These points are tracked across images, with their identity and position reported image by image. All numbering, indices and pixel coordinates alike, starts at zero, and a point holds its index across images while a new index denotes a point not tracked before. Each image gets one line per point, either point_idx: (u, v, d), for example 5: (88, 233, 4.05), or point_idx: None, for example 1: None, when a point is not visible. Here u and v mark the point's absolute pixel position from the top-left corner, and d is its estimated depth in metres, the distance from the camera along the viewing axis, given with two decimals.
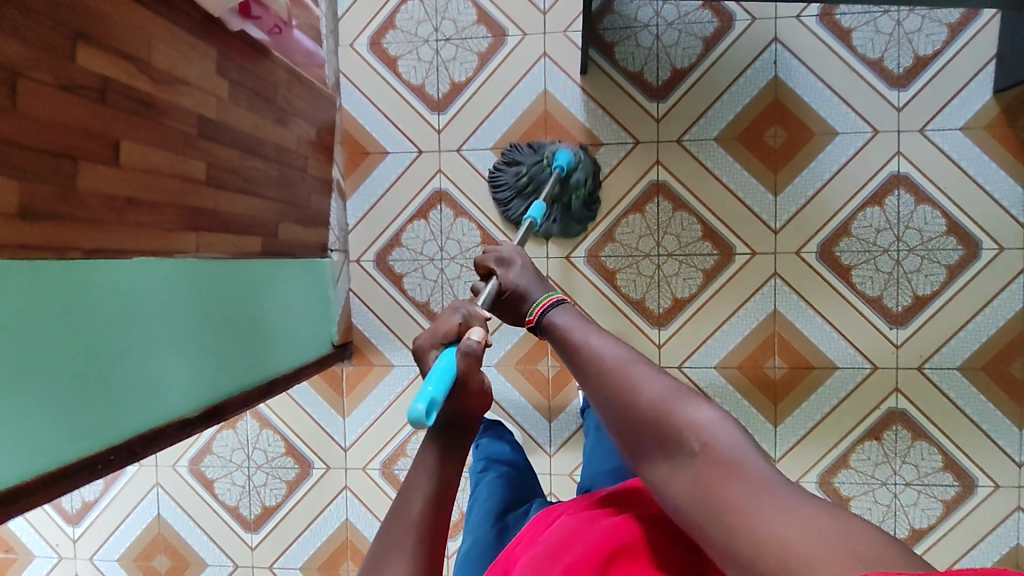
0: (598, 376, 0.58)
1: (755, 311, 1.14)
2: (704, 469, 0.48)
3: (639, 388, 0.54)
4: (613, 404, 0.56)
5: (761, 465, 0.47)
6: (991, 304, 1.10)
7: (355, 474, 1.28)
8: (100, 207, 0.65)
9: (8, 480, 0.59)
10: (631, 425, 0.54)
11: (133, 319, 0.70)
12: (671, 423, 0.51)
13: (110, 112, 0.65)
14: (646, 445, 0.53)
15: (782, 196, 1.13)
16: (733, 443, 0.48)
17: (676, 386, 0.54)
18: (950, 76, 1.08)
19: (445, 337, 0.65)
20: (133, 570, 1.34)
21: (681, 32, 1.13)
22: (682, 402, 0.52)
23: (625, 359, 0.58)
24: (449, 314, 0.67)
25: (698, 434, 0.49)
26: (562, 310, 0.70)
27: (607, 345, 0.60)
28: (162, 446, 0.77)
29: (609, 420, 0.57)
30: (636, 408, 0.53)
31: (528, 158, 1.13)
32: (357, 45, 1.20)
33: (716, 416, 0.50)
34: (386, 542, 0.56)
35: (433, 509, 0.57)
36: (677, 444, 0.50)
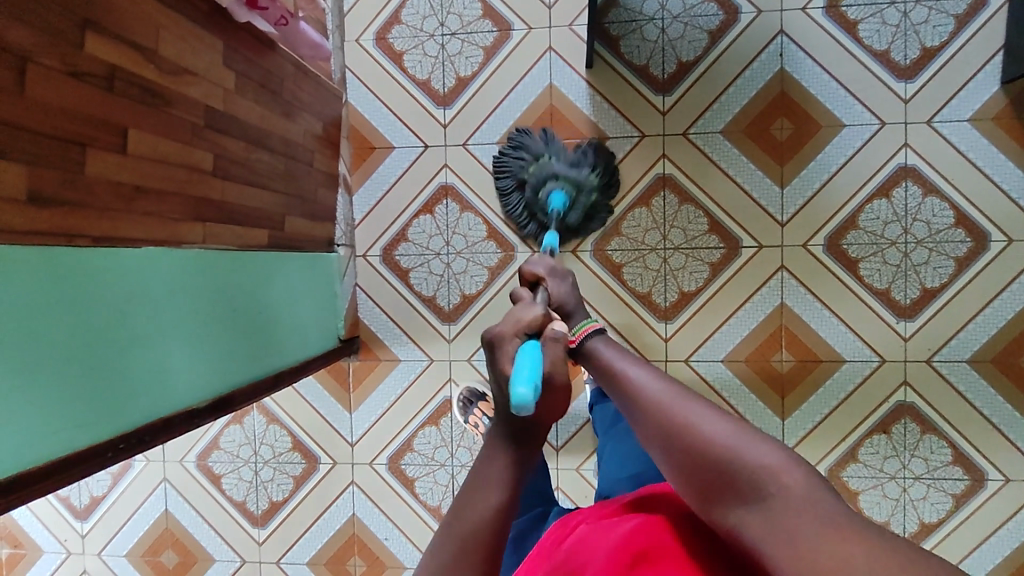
0: (651, 414, 0.56)
1: (762, 304, 1.14)
2: (782, 514, 0.47)
3: (698, 428, 0.53)
4: (671, 445, 0.54)
5: (833, 507, 0.47)
6: (1000, 296, 1.09)
7: (362, 469, 1.28)
8: (108, 196, 0.65)
9: (15, 466, 0.60)
10: (694, 466, 0.52)
11: (138, 308, 0.70)
12: (741, 465, 0.50)
13: (117, 100, 0.65)
14: (712, 487, 0.51)
15: (789, 188, 1.12)
16: (807, 486, 0.48)
17: (736, 422, 0.53)
18: (957, 66, 1.07)
19: (529, 327, 0.62)
20: (141, 565, 1.35)
21: (686, 26, 1.13)
22: (748, 441, 0.51)
23: (675, 395, 0.56)
24: (529, 308, 0.65)
25: (772, 478, 0.48)
26: (602, 339, 0.68)
27: (654, 379, 0.59)
28: (168, 437, 0.77)
29: (665, 460, 0.55)
30: (700, 450, 0.52)
31: (539, 154, 1.10)
32: (363, 41, 1.21)
33: (785, 456, 0.50)
34: (443, 553, 0.54)
35: (497, 523, 0.55)
36: (750, 488, 0.49)
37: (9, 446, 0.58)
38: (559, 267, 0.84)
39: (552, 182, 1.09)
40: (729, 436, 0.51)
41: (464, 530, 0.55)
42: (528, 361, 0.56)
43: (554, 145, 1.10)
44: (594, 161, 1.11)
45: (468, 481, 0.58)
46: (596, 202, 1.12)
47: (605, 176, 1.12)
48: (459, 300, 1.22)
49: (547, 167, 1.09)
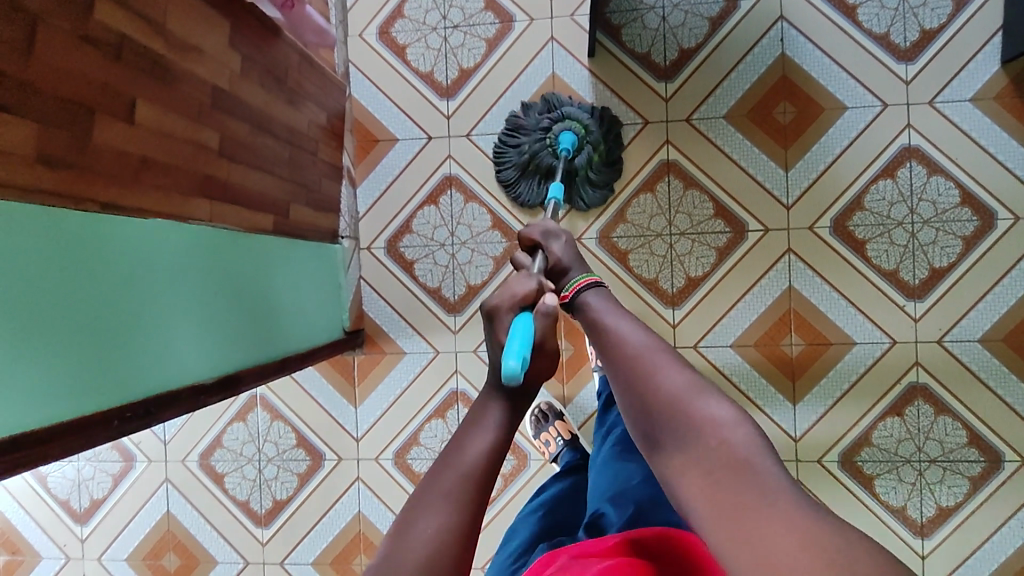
0: (619, 358, 0.60)
1: (770, 288, 1.13)
2: (715, 464, 0.51)
3: (660, 375, 0.57)
4: (634, 386, 0.58)
5: (770, 465, 0.50)
6: (1010, 274, 1.08)
7: (367, 465, 1.26)
8: (114, 163, 0.64)
9: (26, 424, 0.58)
10: (648, 411, 0.56)
11: (147, 279, 0.70)
12: (689, 414, 0.54)
13: (126, 70, 0.64)
14: (661, 431, 0.55)
15: (794, 171, 1.12)
16: (746, 443, 0.51)
17: (695, 378, 0.57)
18: (958, 48, 1.08)
19: (522, 302, 0.66)
20: (142, 569, 1.32)
21: (687, 13, 1.13)
22: (699, 394, 0.55)
23: (649, 346, 0.60)
24: (523, 279, 0.68)
25: (715, 431, 0.52)
26: (597, 292, 0.70)
27: (630, 328, 0.63)
28: (175, 411, 0.76)
29: (625, 403, 0.59)
30: (655, 396, 0.56)
31: (547, 107, 1.11)
32: (365, 35, 1.22)
33: (734, 416, 0.53)
34: (430, 487, 0.54)
35: (488, 465, 0.56)
36: (692, 439, 0.53)
37: (14, 405, 0.57)
38: (558, 229, 0.80)
39: (560, 128, 1.09)
40: (685, 387, 0.55)
41: (457, 464, 0.55)
42: (521, 335, 0.61)
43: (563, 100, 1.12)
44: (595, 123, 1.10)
45: (465, 421, 0.59)
46: (601, 159, 1.12)
47: (612, 134, 1.13)
48: (465, 291, 1.22)
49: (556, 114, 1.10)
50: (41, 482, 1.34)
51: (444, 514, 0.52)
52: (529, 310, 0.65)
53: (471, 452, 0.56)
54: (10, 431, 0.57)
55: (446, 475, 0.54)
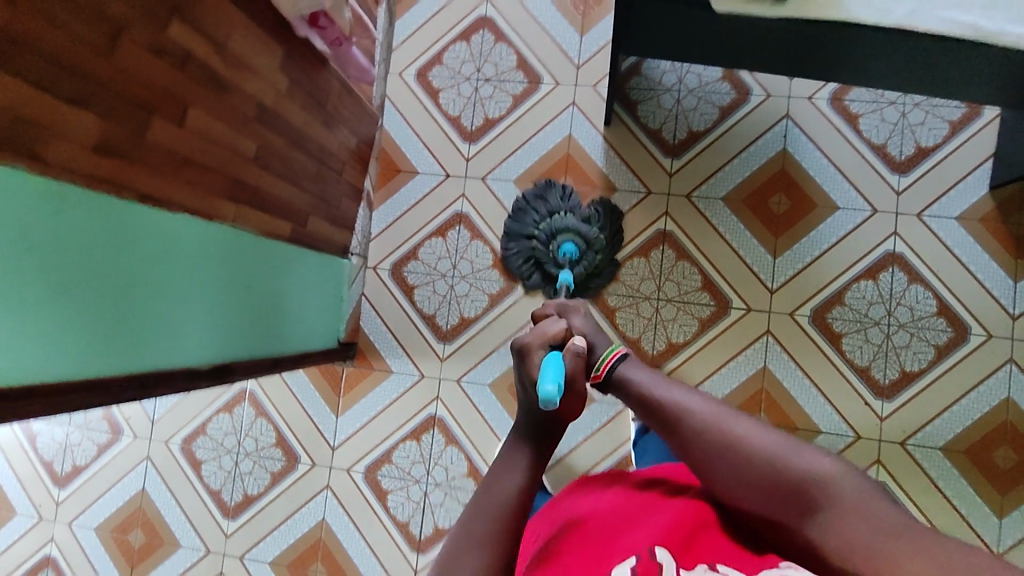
0: (693, 434, 0.64)
1: (745, 364, 1.18)
2: (832, 516, 0.54)
3: (748, 441, 0.60)
4: (726, 461, 0.61)
5: (884, 504, 0.53)
6: (977, 389, 1.12)
7: (338, 475, 1.31)
8: (158, 159, 0.72)
9: (43, 377, 0.64)
10: (746, 479, 0.59)
11: (168, 265, 0.77)
12: (788, 475, 0.57)
13: (185, 79, 0.73)
14: (760, 495, 0.58)
15: (782, 258, 1.18)
16: (855, 487, 0.55)
17: (779, 435, 0.61)
18: (949, 168, 1.15)
19: (552, 341, 0.77)
20: (108, 541, 1.36)
21: (700, 100, 1.22)
22: (795, 451, 0.58)
23: (721, 416, 0.64)
24: (549, 323, 0.80)
25: (820, 484, 0.55)
26: (630, 366, 0.76)
27: (697, 402, 0.67)
28: (164, 387, 0.83)
29: (715, 477, 0.61)
30: (750, 465, 0.59)
31: (555, 209, 1.19)
32: (405, 75, 1.31)
33: (826, 459, 0.57)
34: (470, 527, 0.58)
35: (521, 500, 0.61)
36: (797, 495, 0.56)
37: (41, 356, 0.63)
38: (576, 305, 0.89)
39: (563, 237, 1.16)
40: (774, 446, 0.59)
41: (489, 504, 0.60)
42: (553, 367, 0.69)
43: (572, 204, 1.19)
44: (602, 223, 1.19)
45: (493, 471, 0.64)
46: (600, 261, 1.18)
47: (613, 243, 1.19)
48: (457, 322, 1.28)
49: (563, 216, 1.18)
50: (30, 441, 1.40)
51: (486, 549, 0.56)
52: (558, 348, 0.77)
53: (501, 491, 0.61)
54: (31, 379, 0.63)
55: (480, 514, 0.59)
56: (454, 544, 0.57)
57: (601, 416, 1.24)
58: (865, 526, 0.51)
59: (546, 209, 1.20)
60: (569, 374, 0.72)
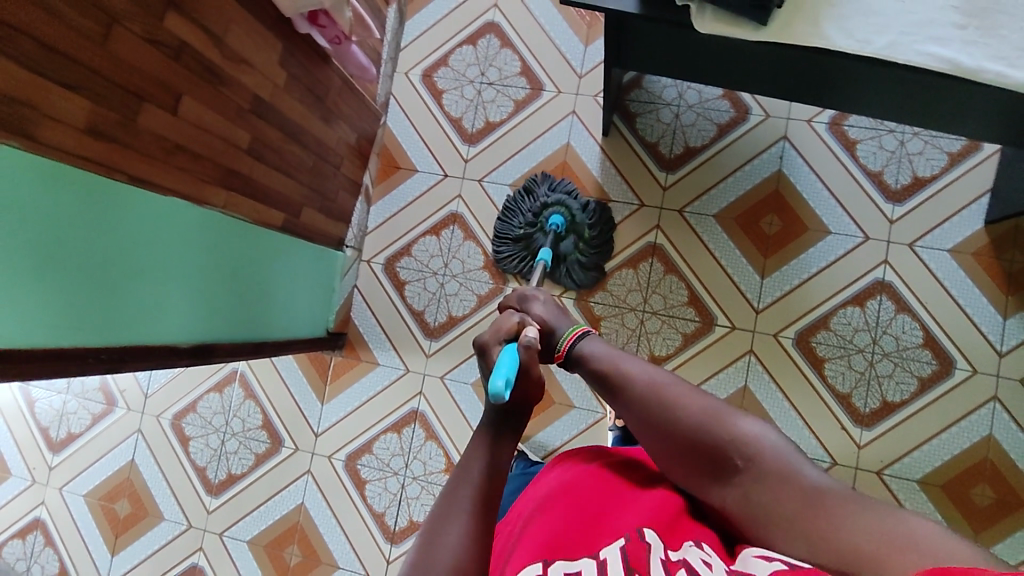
0: (636, 399, 0.66)
1: (725, 382, 1.18)
2: (750, 481, 0.56)
3: (680, 406, 0.62)
4: (658, 425, 0.63)
5: (805, 469, 0.55)
6: (958, 424, 1.11)
7: (320, 461, 1.34)
8: (150, 144, 0.75)
9: (23, 342, 0.67)
10: (675, 443, 0.61)
11: (156, 247, 0.80)
12: (713, 439, 0.59)
13: (179, 70, 0.76)
14: (694, 463, 0.60)
15: (769, 279, 1.18)
16: (776, 452, 0.56)
17: (710, 400, 0.63)
18: (944, 200, 1.14)
19: (505, 334, 0.82)
20: (95, 509, 1.40)
21: (699, 116, 1.22)
22: (723, 416, 0.61)
23: (660, 381, 0.66)
24: (506, 318, 0.85)
25: (742, 448, 0.57)
26: (589, 339, 0.78)
27: (643, 370, 0.68)
28: (147, 363, 0.86)
29: (648, 439, 0.64)
30: (679, 428, 0.61)
31: (544, 197, 1.21)
32: (410, 74, 1.34)
33: (759, 428, 0.59)
34: (446, 504, 0.58)
35: (491, 478, 0.62)
36: (720, 458, 0.58)
37: (18, 322, 0.66)
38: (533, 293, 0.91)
39: (552, 211, 1.20)
40: (705, 411, 0.61)
41: (463, 482, 0.61)
42: (505, 363, 0.74)
43: (560, 190, 1.22)
44: (590, 209, 1.21)
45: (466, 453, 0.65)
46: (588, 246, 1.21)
47: (602, 231, 1.21)
48: (445, 320, 1.30)
49: (548, 202, 1.21)
50: (29, 406, 1.45)
51: (465, 522, 0.56)
52: (512, 340, 0.81)
53: (472, 468, 0.62)
54: (6, 343, 0.65)
55: (458, 490, 0.59)
56: (436, 519, 0.57)
57: (581, 422, 1.25)
58: (790, 498, 0.53)
59: (534, 202, 1.23)
60: (522, 365, 0.75)
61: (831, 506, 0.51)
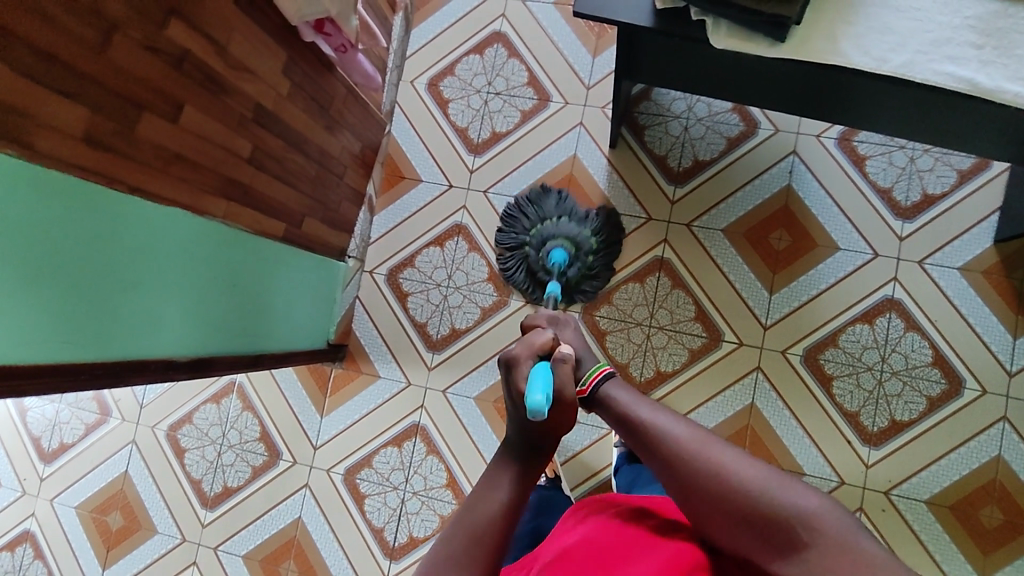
0: (677, 461, 0.62)
1: (733, 399, 1.16)
2: (815, 554, 0.53)
3: (728, 469, 0.59)
4: (706, 490, 0.59)
5: (863, 539, 0.53)
6: (966, 444, 1.10)
7: (318, 474, 1.31)
8: (151, 154, 0.73)
9: (20, 358, 0.65)
10: (728, 512, 0.58)
11: (154, 259, 0.78)
12: (772, 508, 0.56)
13: (180, 78, 0.74)
14: (744, 529, 0.57)
15: (778, 295, 1.17)
16: (838, 521, 0.54)
17: (757, 463, 0.60)
18: (954, 217, 1.13)
19: (539, 349, 0.79)
20: (86, 521, 1.37)
21: (708, 129, 1.21)
22: (776, 480, 0.58)
23: (702, 441, 0.63)
24: (541, 333, 0.82)
25: (803, 518, 0.54)
26: (614, 384, 0.75)
27: (683, 428, 0.65)
28: (142, 378, 0.84)
29: (695, 506, 0.60)
30: (731, 494, 0.58)
31: (549, 215, 1.18)
32: (415, 83, 1.32)
33: (813, 494, 0.56)
34: (452, 543, 0.62)
35: (505, 518, 0.65)
36: (780, 530, 0.55)
37: (15, 338, 0.63)
38: (564, 318, 0.90)
39: (553, 244, 1.15)
40: (755, 474, 0.58)
41: (472, 518, 0.64)
42: (542, 377, 0.72)
43: (567, 208, 1.18)
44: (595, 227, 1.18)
45: (482, 482, 0.68)
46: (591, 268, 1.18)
47: (609, 235, 1.19)
48: (448, 333, 1.28)
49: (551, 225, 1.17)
50: (21, 416, 1.42)
51: (464, 567, 0.60)
52: (545, 357, 0.79)
53: (489, 506, 0.65)
54: (5, 360, 0.63)
55: (466, 525, 0.63)
56: (440, 548, 0.62)
57: (585, 437, 1.22)
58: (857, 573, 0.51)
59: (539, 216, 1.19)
60: (557, 384, 0.74)
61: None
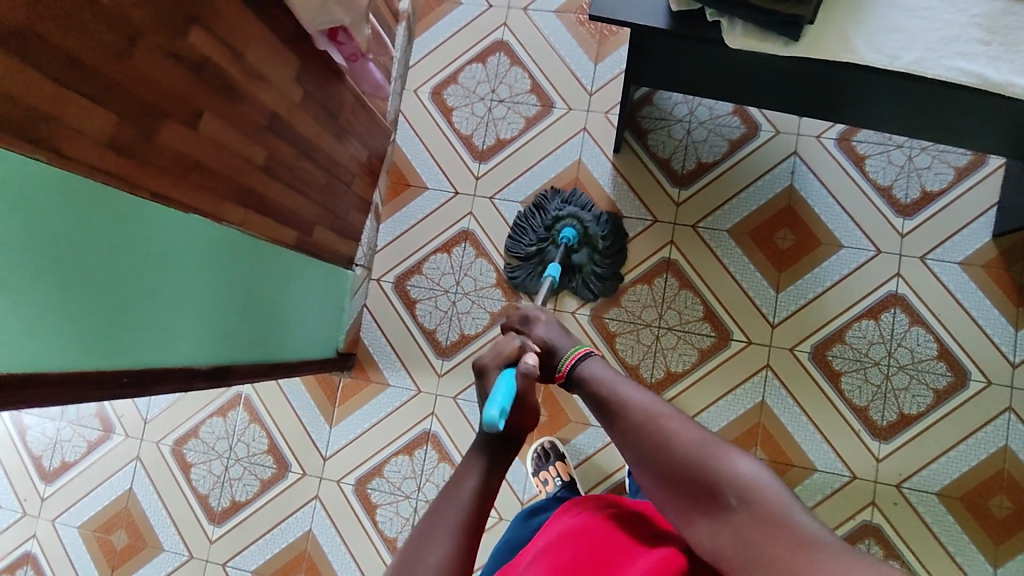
0: (633, 429, 0.64)
1: (744, 397, 1.17)
2: (739, 518, 0.52)
3: (676, 437, 0.60)
4: (654, 455, 0.60)
5: (794, 509, 0.51)
6: (974, 436, 1.12)
7: (328, 486, 1.30)
8: (170, 161, 0.73)
9: (51, 365, 0.64)
10: (670, 476, 0.58)
11: (172, 266, 0.78)
12: (708, 473, 0.56)
13: (200, 85, 0.74)
14: (682, 492, 0.57)
15: (785, 293, 1.19)
16: (770, 490, 0.53)
17: (707, 434, 0.60)
18: (953, 213, 1.16)
19: (505, 359, 0.80)
20: (90, 541, 1.34)
21: (710, 132, 1.23)
22: (720, 449, 0.57)
23: (658, 411, 0.64)
24: (508, 340, 0.82)
25: (736, 484, 0.54)
26: (591, 361, 0.76)
27: (645, 399, 0.66)
28: (166, 386, 0.83)
29: (643, 472, 0.61)
30: (675, 460, 0.58)
31: (554, 211, 1.21)
32: (419, 92, 1.33)
33: (753, 465, 0.55)
34: (431, 524, 0.57)
35: (479, 504, 0.60)
36: (711, 494, 0.55)
37: (44, 342, 0.63)
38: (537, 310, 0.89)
39: (562, 224, 1.20)
40: (700, 443, 0.58)
41: (451, 503, 0.59)
42: (503, 389, 0.73)
43: (571, 204, 1.22)
44: (600, 215, 1.21)
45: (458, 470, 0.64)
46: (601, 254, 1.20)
47: (613, 228, 1.21)
48: (457, 338, 1.28)
49: (558, 216, 1.21)
50: (20, 435, 1.39)
51: (446, 546, 0.55)
52: (511, 366, 0.79)
53: (460, 494, 0.60)
54: (35, 366, 0.62)
55: (446, 510, 0.58)
56: (421, 534, 0.56)
57: (597, 440, 1.22)
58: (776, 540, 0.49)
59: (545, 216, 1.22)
60: (519, 392, 0.74)
61: (810, 544, 0.47)
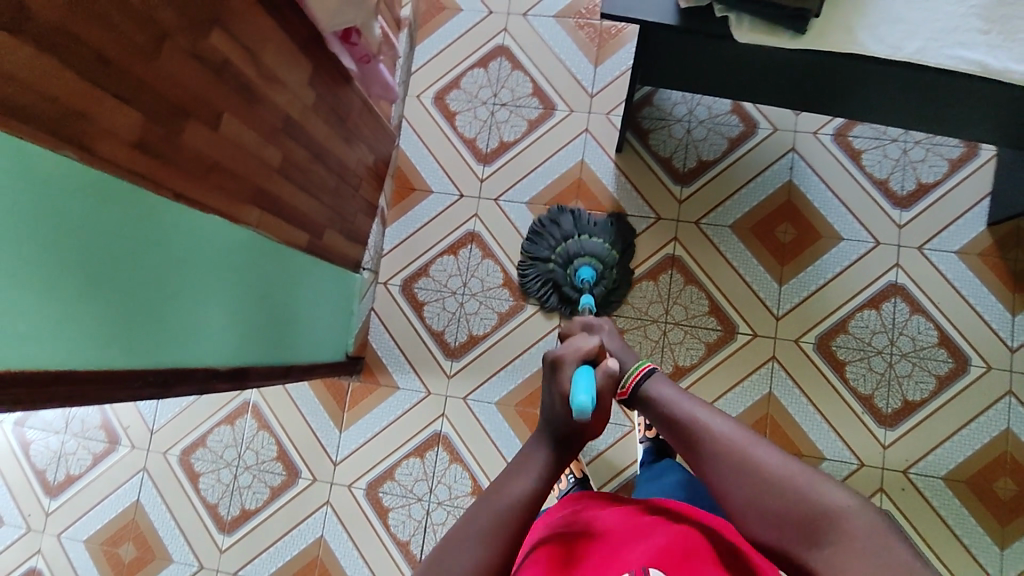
0: (714, 456, 0.59)
1: (751, 389, 1.19)
2: (848, 561, 0.50)
3: (768, 469, 0.56)
4: (742, 487, 0.57)
5: (901, 548, 0.50)
6: (977, 420, 1.14)
7: (339, 491, 1.29)
8: (193, 161, 0.74)
9: (81, 363, 0.65)
10: (765, 511, 0.55)
11: (195, 266, 0.78)
12: (811, 511, 0.53)
13: (221, 87, 0.75)
14: (779, 528, 0.54)
15: (788, 285, 1.21)
16: (876, 531, 0.51)
17: (799, 464, 0.56)
18: (949, 204, 1.19)
19: (584, 355, 0.71)
20: (97, 555, 1.32)
21: (709, 130, 1.26)
22: (818, 484, 0.54)
23: (741, 437, 0.59)
24: (586, 337, 0.74)
25: (842, 524, 0.52)
26: (657, 381, 0.71)
27: (722, 421, 0.61)
28: (189, 387, 0.83)
29: (729, 502, 0.58)
30: (770, 494, 0.55)
31: (570, 236, 1.22)
32: (422, 97, 1.35)
33: (853, 500, 0.53)
34: (468, 524, 0.58)
35: (526, 506, 0.59)
36: (816, 534, 0.52)
37: (76, 340, 0.63)
38: (598, 326, 0.87)
39: (580, 261, 1.19)
40: (796, 476, 0.55)
41: (496, 502, 0.59)
42: (588, 381, 0.66)
43: (586, 229, 1.22)
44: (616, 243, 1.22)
45: (509, 468, 0.63)
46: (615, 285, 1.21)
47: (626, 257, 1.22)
48: (466, 339, 1.29)
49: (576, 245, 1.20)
50: (23, 449, 1.37)
51: (479, 549, 0.56)
52: (590, 364, 0.70)
53: (507, 494, 0.59)
54: (66, 364, 0.63)
55: (488, 508, 0.58)
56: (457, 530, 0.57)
57: (609, 436, 1.23)
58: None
59: (559, 237, 1.23)
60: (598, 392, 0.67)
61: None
